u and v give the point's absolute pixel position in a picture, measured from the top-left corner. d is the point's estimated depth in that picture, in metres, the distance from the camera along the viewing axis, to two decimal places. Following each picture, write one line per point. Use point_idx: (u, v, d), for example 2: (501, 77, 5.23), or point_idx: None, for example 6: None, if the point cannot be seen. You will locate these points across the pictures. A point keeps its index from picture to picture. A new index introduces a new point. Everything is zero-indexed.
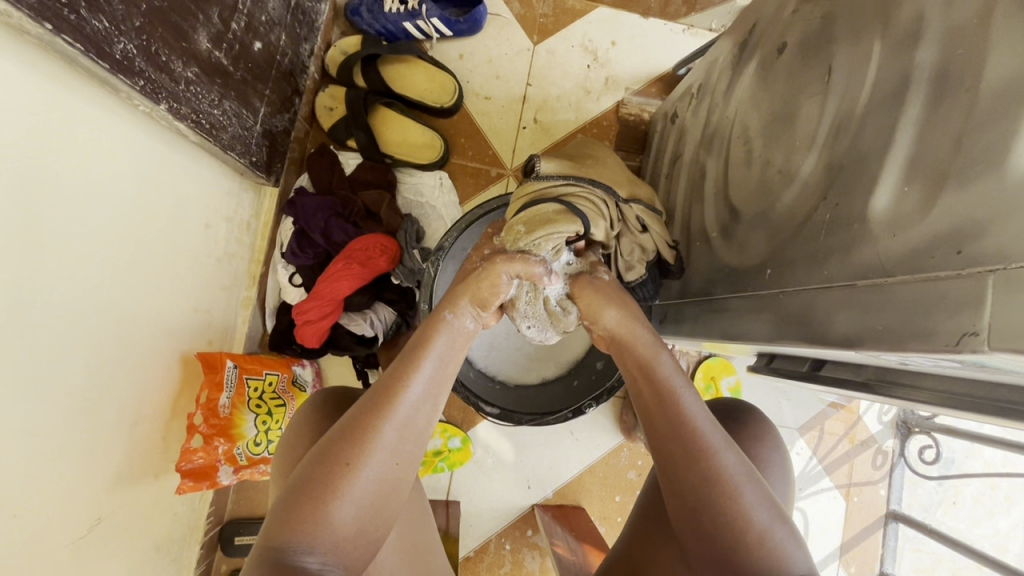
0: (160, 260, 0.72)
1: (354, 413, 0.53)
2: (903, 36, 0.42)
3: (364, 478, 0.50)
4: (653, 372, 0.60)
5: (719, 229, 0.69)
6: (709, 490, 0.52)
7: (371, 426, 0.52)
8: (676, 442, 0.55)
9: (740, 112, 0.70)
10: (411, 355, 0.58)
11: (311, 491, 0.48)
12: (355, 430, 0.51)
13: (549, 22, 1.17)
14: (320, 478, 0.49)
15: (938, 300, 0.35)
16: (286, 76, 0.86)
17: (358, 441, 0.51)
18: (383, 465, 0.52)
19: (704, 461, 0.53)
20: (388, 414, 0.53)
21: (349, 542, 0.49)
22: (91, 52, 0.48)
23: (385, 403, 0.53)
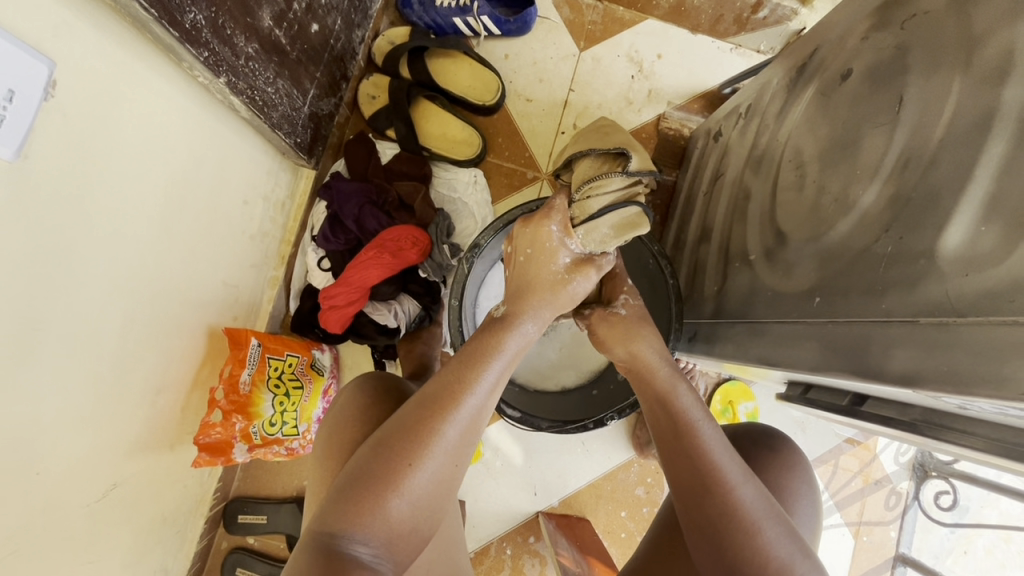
0: (197, 231, 0.72)
1: (418, 409, 0.52)
2: (989, 73, 0.41)
3: (422, 477, 0.50)
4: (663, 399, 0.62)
5: (763, 252, 0.68)
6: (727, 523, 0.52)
7: (437, 426, 0.51)
8: (711, 467, 0.55)
9: (793, 136, 0.69)
10: (479, 355, 0.56)
11: (370, 482, 0.49)
12: (421, 427, 0.51)
13: (597, 30, 1.16)
14: (382, 471, 0.49)
15: (1015, 345, 0.34)
16: (337, 60, 0.85)
17: (422, 439, 0.50)
18: (440, 466, 0.51)
19: (723, 491, 0.54)
20: (452, 414, 0.52)
21: (401, 536, 0.49)
22: (163, 19, 0.48)
23: (449, 403, 0.52)
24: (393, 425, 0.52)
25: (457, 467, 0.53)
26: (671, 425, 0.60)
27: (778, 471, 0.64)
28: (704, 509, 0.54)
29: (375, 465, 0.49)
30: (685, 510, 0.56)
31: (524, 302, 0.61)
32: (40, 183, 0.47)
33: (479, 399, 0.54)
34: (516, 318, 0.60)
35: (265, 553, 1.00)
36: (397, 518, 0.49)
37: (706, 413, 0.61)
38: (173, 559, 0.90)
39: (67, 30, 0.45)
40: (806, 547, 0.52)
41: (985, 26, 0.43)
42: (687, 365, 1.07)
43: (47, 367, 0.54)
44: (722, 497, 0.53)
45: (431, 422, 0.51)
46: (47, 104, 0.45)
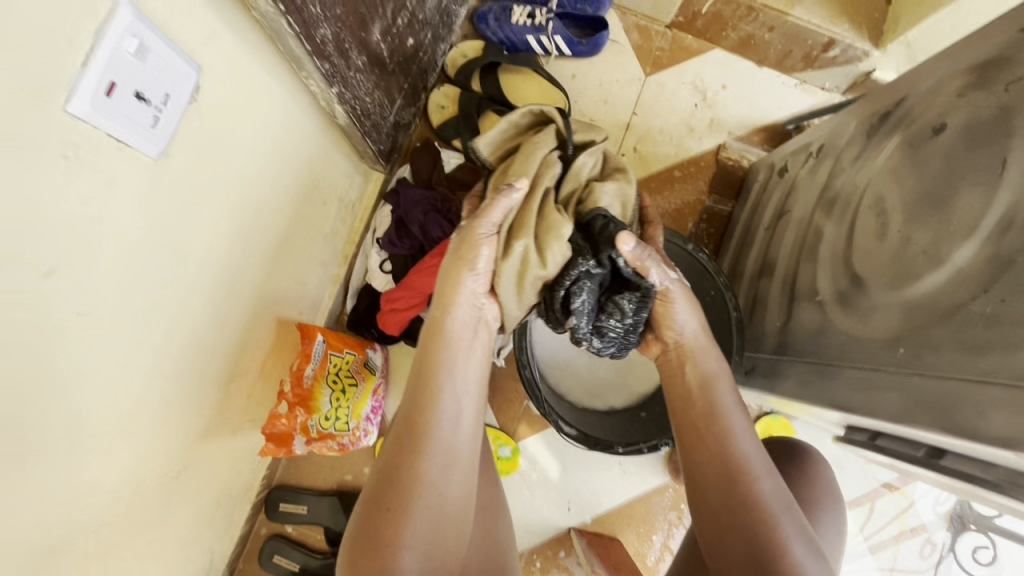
0: (282, 228, 0.75)
1: (388, 443, 0.58)
2: None
3: (414, 518, 0.53)
4: (703, 391, 0.66)
5: (835, 294, 0.69)
6: (745, 515, 0.56)
7: (411, 457, 0.56)
8: (734, 458, 0.60)
9: (874, 182, 0.70)
10: (428, 367, 0.61)
11: (365, 530, 0.53)
12: (398, 468, 0.55)
13: (664, 56, 1.18)
14: (378, 527, 0.53)
15: None
16: (422, 72, 0.88)
17: (403, 478, 0.55)
18: (427, 496, 0.55)
19: (747, 483, 0.58)
20: (417, 440, 0.57)
21: (427, 568, 0.53)
22: (301, 33, 0.50)
23: (415, 433, 0.57)
24: (372, 487, 0.56)
25: (443, 480, 0.56)
26: (700, 418, 0.64)
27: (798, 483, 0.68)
28: (726, 511, 0.58)
29: (368, 517, 0.54)
30: (713, 517, 0.59)
31: (436, 299, 0.65)
32: (171, 178, 0.49)
33: (443, 417, 0.59)
34: (449, 306, 0.64)
35: (302, 542, 1.02)
36: (411, 566, 0.52)
37: (746, 407, 0.65)
38: (220, 542, 0.92)
39: (215, 38, 0.48)
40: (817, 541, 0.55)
41: None
42: None
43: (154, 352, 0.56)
44: (742, 490, 0.58)
45: (410, 457, 0.56)
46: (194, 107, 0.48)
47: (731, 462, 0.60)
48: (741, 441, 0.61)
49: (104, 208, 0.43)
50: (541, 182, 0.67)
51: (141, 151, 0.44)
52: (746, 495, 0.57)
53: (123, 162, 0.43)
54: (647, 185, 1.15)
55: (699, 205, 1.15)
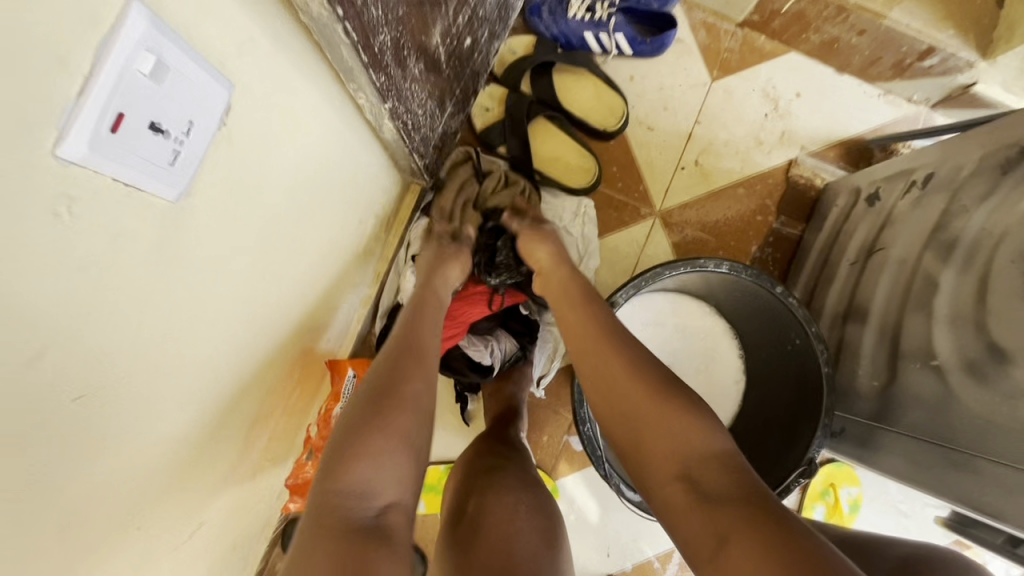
0: (315, 254, 0.66)
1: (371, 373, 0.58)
2: None
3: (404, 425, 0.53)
4: (599, 326, 0.62)
5: (962, 362, 0.58)
6: (668, 441, 0.50)
7: (409, 373, 0.58)
8: (638, 379, 0.55)
9: (1015, 231, 0.59)
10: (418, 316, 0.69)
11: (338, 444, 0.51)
12: (388, 382, 0.56)
13: (733, 59, 1.06)
14: (363, 429, 0.52)
15: None
16: (474, 75, 0.77)
17: (395, 389, 0.56)
18: (418, 409, 0.56)
19: (673, 402, 0.52)
20: (411, 364, 0.59)
21: (402, 480, 0.51)
22: (358, 42, 0.40)
23: (407, 359, 0.60)
24: (355, 398, 0.55)
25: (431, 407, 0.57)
26: (601, 348, 0.60)
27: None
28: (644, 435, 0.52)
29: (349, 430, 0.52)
30: (634, 452, 0.53)
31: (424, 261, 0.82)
32: (192, 220, 0.40)
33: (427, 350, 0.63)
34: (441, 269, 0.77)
35: None
36: (393, 466, 0.51)
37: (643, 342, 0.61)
38: None
39: (253, 45, 0.38)
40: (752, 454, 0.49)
41: None
42: None
43: (173, 417, 0.48)
44: (660, 407, 0.52)
45: (402, 369, 0.58)
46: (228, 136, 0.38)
47: (642, 372, 0.56)
48: (651, 367, 0.57)
49: (109, 268, 0.34)
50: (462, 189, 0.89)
51: (156, 194, 0.35)
52: (656, 384, 0.54)
53: (136, 209, 0.34)
54: (709, 204, 1.04)
55: (765, 227, 1.04)
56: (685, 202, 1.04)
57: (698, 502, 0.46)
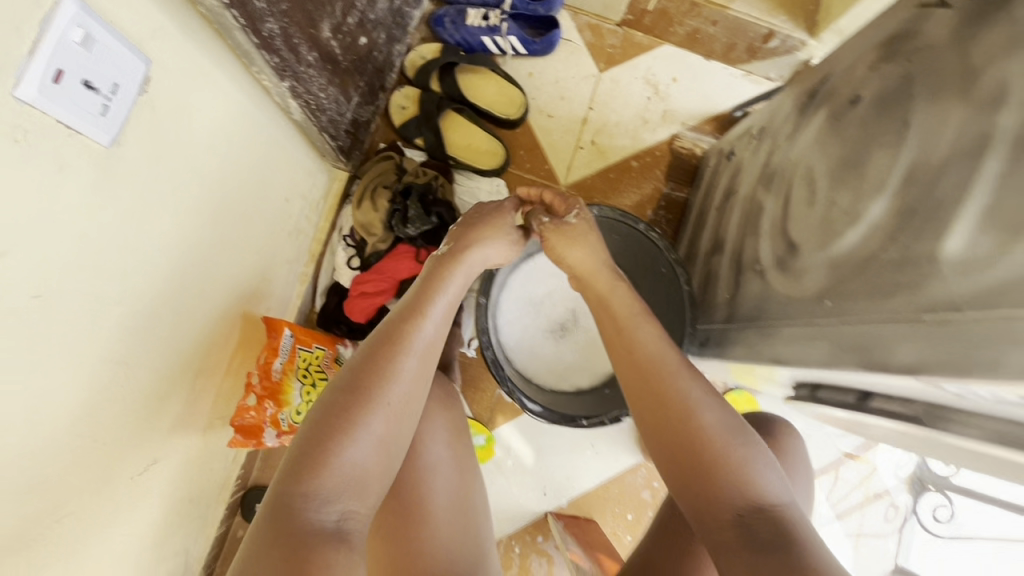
0: (244, 223, 0.77)
1: (379, 349, 0.61)
2: (987, 102, 0.47)
3: (372, 426, 0.57)
4: (659, 346, 0.65)
5: (774, 261, 0.73)
6: (708, 455, 0.56)
7: (389, 368, 0.60)
8: (685, 397, 0.60)
9: (805, 155, 0.74)
10: (424, 293, 0.68)
11: (340, 412, 0.56)
12: (365, 379, 0.58)
13: (617, 53, 1.23)
14: (334, 428, 0.55)
15: (1011, 337, 0.38)
16: (378, 71, 0.91)
17: (369, 389, 0.58)
18: (390, 409, 0.58)
19: (687, 418, 0.59)
20: (399, 355, 0.61)
21: (364, 481, 0.56)
22: (245, 26, 0.53)
23: (385, 345, 0.62)
24: (333, 389, 0.58)
25: (411, 401, 0.61)
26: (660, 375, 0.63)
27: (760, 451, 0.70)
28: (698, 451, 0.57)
29: (326, 415, 0.56)
30: (671, 469, 0.59)
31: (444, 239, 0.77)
32: (124, 169, 0.52)
33: (420, 334, 0.64)
34: (459, 251, 0.74)
35: None
36: (357, 461, 0.55)
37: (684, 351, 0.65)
38: (195, 543, 0.92)
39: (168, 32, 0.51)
40: (767, 459, 0.57)
41: (982, 61, 0.49)
42: None
43: (116, 341, 0.58)
44: (690, 421, 0.59)
45: (383, 364, 0.60)
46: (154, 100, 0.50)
47: (693, 409, 0.59)
48: (695, 388, 0.61)
49: (56, 193, 0.45)
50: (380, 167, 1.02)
51: (92, 138, 0.47)
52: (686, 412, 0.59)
53: (73, 149, 0.45)
54: (607, 177, 1.20)
55: (656, 192, 1.20)
56: (586, 177, 1.19)
57: (747, 540, 0.50)
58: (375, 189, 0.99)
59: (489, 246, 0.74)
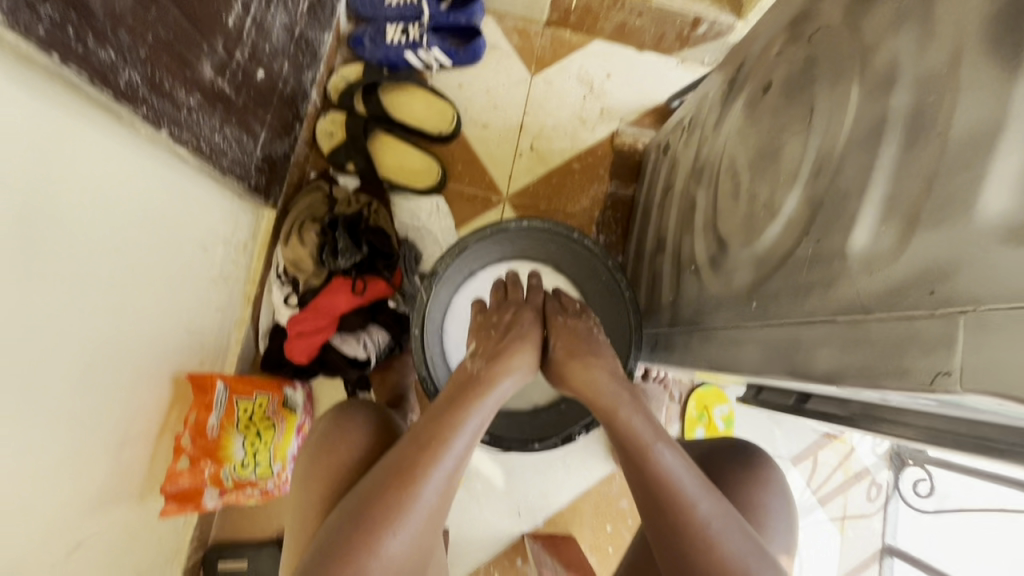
0: (155, 279, 0.73)
1: (388, 495, 0.53)
2: (879, 82, 0.44)
3: (386, 560, 0.51)
4: (649, 428, 0.62)
5: (707, 260, 0.70)
6: (699, 563, 0.54)
7: (412, 495, 0.53)
8: (676, 488, 0.57)
9: (728, 145, 0.72)
10: (455, 414, 0.60)
11: (345, 573, 0.50)
12: (378, 502, 0.53)
13: (547, 54, 1.20)
14: (348, 559, 0.50)
15: (916, 339, 0.35)
16: (287, 102, 0.87)
17: (389, 514, 0.52)
18: (409, 540, 0.53)
19: (683, 510, 0.56)
20: (422, 476, 0.54)
21: None
22: (96, 81, 0.48)
23: (419, 465, 0.55)
24: (352, 507, 0.53)
25: (432, 528, 0.55)
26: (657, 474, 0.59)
27: (742, 487, 0.66)
28: (691, 551, 0.55)
29: (336, 543, 0.51)
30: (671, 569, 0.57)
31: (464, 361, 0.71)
32: None
33: (447, 463, 0.56)
34: (495, 376, 0.67)
35: None
36: None
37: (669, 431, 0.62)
38: None
39: (26, 102, 0.47)
40: (769, 564, 0.54)
41: (873, 38, 0.46)
42: (659, 373, 1.09)
43: (17, 432, 0.54)
44: (685, 513, 0.55)
45: (405, 487, 0.53)
46: (7, 172, 0.46)
47: (685, 507, 0.56)
48: (688, 479, 0.57)
49: None
50: (310, 198, 0.99)
51: None
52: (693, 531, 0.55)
53: None
54: (550, 183, 1.17)
55: (602, 193, 1.17)
56: (528, 184, 1.16)
57: None
58: (303, 223, 0.95)
59: (511, 375, 0.68)
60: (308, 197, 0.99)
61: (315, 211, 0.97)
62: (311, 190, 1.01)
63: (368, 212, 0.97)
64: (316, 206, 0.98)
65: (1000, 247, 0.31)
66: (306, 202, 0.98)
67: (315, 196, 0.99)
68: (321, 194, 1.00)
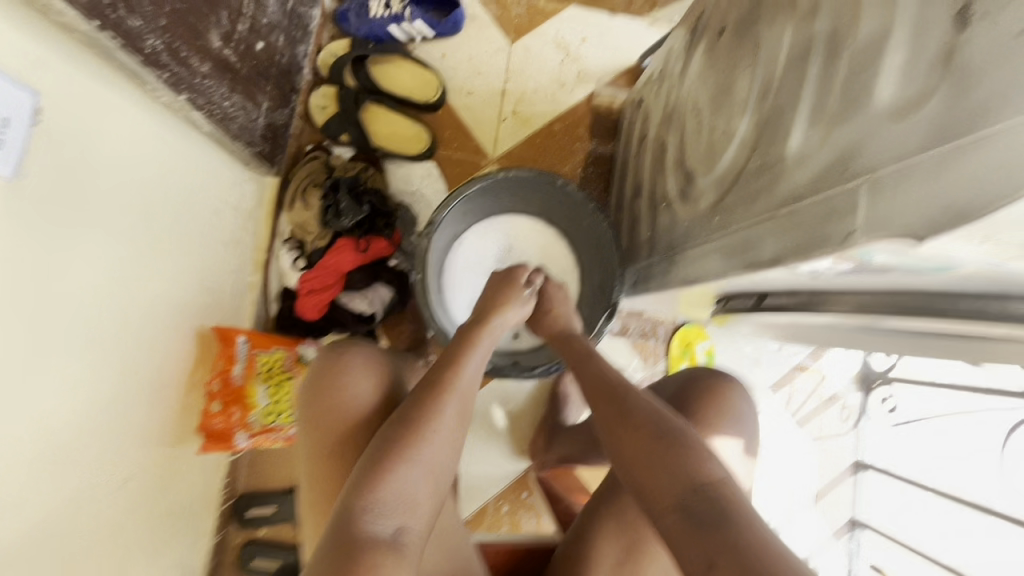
0: (175, 240, 0.79)
1: (433, 378, 0.68)
2: (808, 10, 0.51)
3: (434, 432, 0.63)
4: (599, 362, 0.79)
5: (679, 192, 0.78)
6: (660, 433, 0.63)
7: (449, 382, 0.68)
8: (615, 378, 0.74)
9: (692, 88, 0.79)
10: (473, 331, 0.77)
11: (400, 444, 0.61)
12: (428, 389, 0.67)
13: (524, 22, 1.26)
14: (401, 433, 0.62)
15: (829, 214, 0.43)
16: (284, 75, 0.93)
17: (434, 394, 0.66)
18: (450, 416, 0.66)
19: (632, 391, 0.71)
20: (463, 363, 0.71)
21: (415, 510, 0.59)
22: (124, 45, 0.55)
23: (445, 364, 0.71)
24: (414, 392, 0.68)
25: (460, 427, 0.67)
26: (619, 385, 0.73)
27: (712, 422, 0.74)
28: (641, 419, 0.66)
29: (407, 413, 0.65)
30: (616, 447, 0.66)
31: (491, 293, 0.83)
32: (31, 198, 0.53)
33: (472, 363, 0.72)
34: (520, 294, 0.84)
35: (277, 542, 1.07)
36: (409, 480, 0.60)
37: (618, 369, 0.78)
38: (190, 554, 0.96)
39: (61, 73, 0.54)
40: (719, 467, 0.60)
41: None
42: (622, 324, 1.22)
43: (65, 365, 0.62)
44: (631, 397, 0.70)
45: (440, 382, 0.68)
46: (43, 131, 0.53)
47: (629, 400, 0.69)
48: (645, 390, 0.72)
49: None
50: (310, 165, 1.05)
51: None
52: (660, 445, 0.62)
53: None
54: (534, 144, 1.23)
55: (583, 152, 1.24)
56: (513, 146, 1.23)
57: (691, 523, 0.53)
58: (305, 189, 1.02)
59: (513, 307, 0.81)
60: (308, 165, 1.06)
61: (314, 179, 1.03)
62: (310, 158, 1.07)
63: (365, 174, 1.04)
64: (316, 172, 1.04)
65: (889, 125, 0.39)
66: (306, 169, 1.05)
67: (314, 163, 1.06)
68: (319, 161, 1.06)
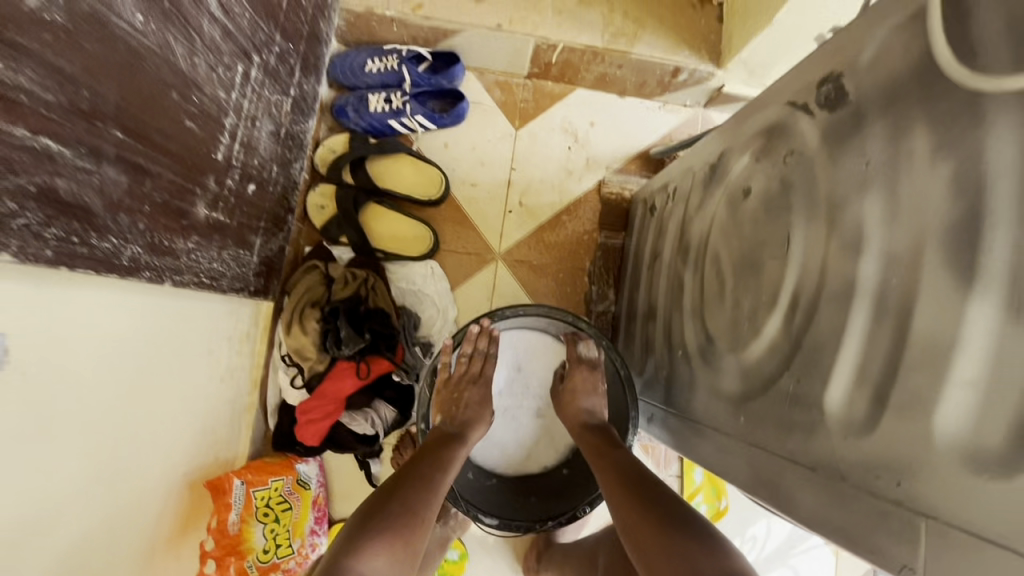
0: (169, 400, 0.76)
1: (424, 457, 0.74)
2: (849, 244, 0.46)
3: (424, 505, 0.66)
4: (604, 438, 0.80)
5: (698, 351, 0.73)
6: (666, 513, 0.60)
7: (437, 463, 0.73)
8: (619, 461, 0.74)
9: (712, 235, 0.74)
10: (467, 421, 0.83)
11: (391, 507, 0.64)
12: (419, 466, 0.71)
13: (529, 107, 1.20)
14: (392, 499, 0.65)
15: (890, 526, 0.39)
16: (279, 200, 0.89)
17: (423, 471, 0.71)
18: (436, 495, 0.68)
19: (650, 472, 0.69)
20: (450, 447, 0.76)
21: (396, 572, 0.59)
22: (101, 270, 0.51)
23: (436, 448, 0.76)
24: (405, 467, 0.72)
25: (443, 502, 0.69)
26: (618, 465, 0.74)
27: None
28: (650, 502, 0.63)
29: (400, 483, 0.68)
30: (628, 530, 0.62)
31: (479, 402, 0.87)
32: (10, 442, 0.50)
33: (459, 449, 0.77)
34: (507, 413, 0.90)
35: None
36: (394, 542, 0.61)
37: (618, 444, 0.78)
38: None
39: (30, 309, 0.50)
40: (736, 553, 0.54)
41: (839, 193, 0.49)
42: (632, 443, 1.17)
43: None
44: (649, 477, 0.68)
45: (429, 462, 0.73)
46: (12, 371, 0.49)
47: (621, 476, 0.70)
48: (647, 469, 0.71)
49: None
50: (305, 281, 1.01)
51: None
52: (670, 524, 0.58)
53: None
54: (540, 237, 1.18)
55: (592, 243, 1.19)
56: (519, 239, 1.18)
57: None
58: (303, 311, 0.98)
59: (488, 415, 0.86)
60: (303, 281, 1.02)
61: (312, 297, 1.00)
62: (305, 272, 1.03)
63: (366, 289, 1.00)
64: (313, 289, 1.01)
65: (969, 473, 0.34)
66: (302, 286, 1.01)
67: (310, 278, 1.02)
68: (315, 274, 1.02)
